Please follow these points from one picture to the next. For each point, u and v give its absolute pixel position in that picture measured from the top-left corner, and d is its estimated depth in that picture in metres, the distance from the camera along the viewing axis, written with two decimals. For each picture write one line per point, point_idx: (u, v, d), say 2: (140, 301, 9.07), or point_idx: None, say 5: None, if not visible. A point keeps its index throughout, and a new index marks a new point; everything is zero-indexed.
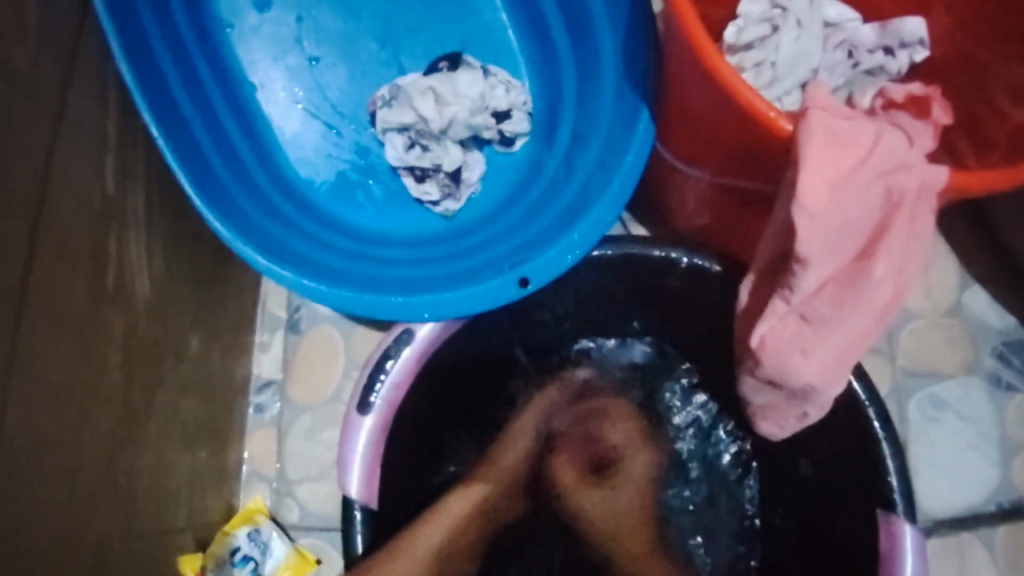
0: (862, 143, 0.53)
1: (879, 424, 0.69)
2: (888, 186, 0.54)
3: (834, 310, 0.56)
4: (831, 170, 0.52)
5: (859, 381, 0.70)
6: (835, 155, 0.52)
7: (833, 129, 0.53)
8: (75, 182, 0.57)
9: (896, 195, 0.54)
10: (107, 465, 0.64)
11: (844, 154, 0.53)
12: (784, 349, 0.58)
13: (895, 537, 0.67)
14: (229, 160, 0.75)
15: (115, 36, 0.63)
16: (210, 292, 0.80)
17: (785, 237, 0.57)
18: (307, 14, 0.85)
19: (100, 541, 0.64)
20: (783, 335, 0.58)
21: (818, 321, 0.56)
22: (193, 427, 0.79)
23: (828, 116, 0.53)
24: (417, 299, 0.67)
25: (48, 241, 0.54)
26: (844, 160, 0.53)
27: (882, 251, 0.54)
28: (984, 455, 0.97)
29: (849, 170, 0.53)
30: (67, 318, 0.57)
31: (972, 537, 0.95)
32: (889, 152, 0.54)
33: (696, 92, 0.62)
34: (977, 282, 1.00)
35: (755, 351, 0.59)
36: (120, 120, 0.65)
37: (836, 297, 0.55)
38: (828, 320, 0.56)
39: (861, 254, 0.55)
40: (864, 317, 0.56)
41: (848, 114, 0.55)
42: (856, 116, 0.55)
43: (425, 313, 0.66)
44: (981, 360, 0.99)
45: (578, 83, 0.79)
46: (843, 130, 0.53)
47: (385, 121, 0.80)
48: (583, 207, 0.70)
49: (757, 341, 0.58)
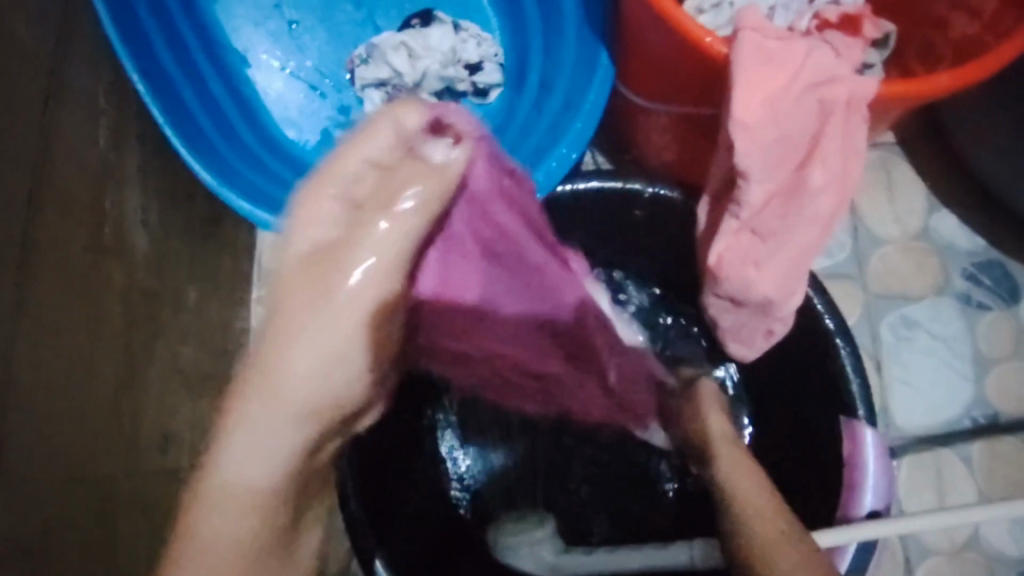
0: (795, 60, 0.57)
1: (838, 335, 0.73)
2: (821, 99, 0.57)
3: (781, 221, 0.61)
4: (765, 89, 0.56)
5: (816, 294, 0.74)
6: (768, 76, 0.56)
7: (766, 48, 0.57)
8: (71, 141, 0.62)
9: (829, 107, 0.57)
10: (111, 409, 0.69)
11: (776, 74, 0.57)
12: (739, 264, 0.64)
13: (858, 441, 0.71)
14: (216, 119, 0.79)
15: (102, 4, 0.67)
16: (204, 248, 0.85)
17: (728, 158, 0.61)
18: None
19: (111, 475, 0.69)
20: (737, 252, 0.64)
21: (768, 234, 0.62)
22: (195, 375, 0.84)
23: (759, 36, 0.57)
24: None
25: (48, 193, 0.59)
26: (776, 79, 0.57)
27: (819, 161, 0.58)
28: (958, 373, 1.02)
29: (782, 87, 0.57)
30: (68, 266, 0.61)
31: (946, 450, 1.00)
32: (822, 72, 0.58)
33: (647, 30, 0.66)
34: (944, 206, 1.04)
35: (715, 269, 0.65)
36: (111, 83, 0.69)
37: (782, 209, 0.61)
38: (775, 233, 0.62)
39: (800, 168, 0.59)
40: (812, 227, 0.61)
41: (782, 36, 0.59)
42: (788, 35, 0.58)
43: None
44: (952, 281, 1.03)
45: (544, 31, 0.83)
46: (775, 51, 0.57)
47: (362, 78, 0.85)
48: (550, 146, 0.75)
49: (715, 260, 0.65)
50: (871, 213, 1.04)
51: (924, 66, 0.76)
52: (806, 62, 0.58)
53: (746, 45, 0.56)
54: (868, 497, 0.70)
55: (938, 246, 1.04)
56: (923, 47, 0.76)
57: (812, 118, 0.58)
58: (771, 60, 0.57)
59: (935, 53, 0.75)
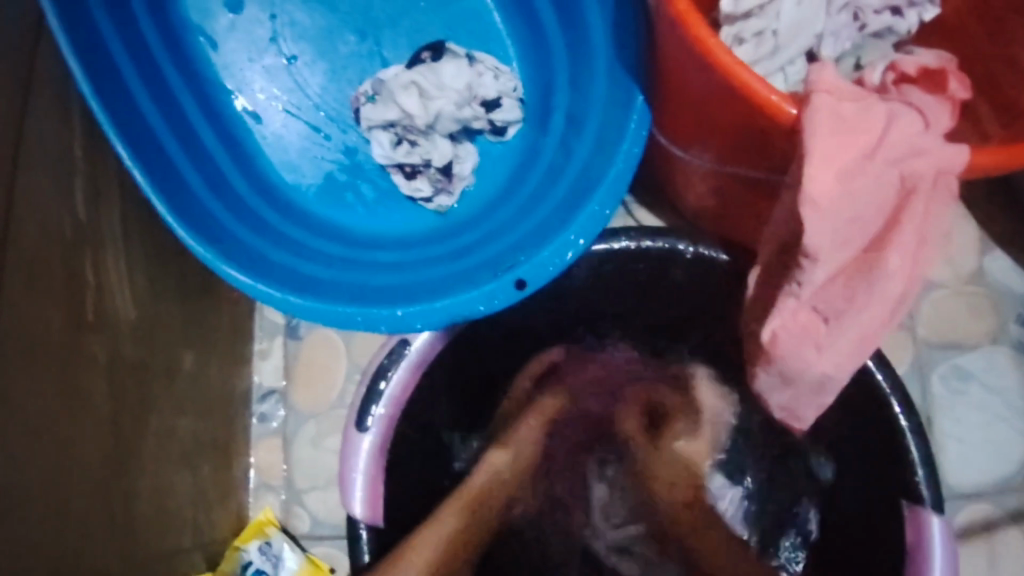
0: (871, 129, 0.50)
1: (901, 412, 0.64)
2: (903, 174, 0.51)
3: (846, 303, 0.53)
4: (838, 158, 0.49)
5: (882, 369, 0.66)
6: (842, 142, 0.49)
7: (842, 114, 0.49)
8: (43, 212, 0.55)
9: (911, 183, 0.51)
10: (99, 498, 0.62)
11: (851, 140, 0.49)
12: (795, 343, 0.56)
13: (923, 531, 0.63)
14: (209, 174, 0.72)
15: (73, 56, 0.59)
16: (201, 308, 0.78)
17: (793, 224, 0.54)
18: (280, 10, 0.81)
19: (98, 573, 0.62)
20: (793, 329, 0.55)
21: (831, 313, 0.54)
22: (193, 448, 0.77)
23: (836, 101, 0.50)
24: (407, 310, 0.64)
25: (17, 276, 0.52)
26: (851, 148, 0.49)
27: (895, 243, 0.51)
28: (1011, 426, 0.94)
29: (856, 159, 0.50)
30: (40, 356, 0.54)
31: (1004, 512, 0.92)
32: (905, 144, 0.50)
33: (694, 77, 0.58)
34: (998, 247, 0.96)
35: (767, 345, 0.57)
36: (87, 142, 0.62)
37: (847, 289, 0.53)
38: (839, 311, 0.54)
39: (873, 244, 0.53)
40: (881, 308, 0.52)
41: (859, 95, 0.52)
42: (866, 97, 0.51)
43: (417, 324, 0.64)
44: (1006, 329, 0.95)
45: (570, 66, 0.75)
46: (851, 115, 0.50)
47: (369, 119, 0.77)
48: (579, 199, 0.67)
49: (769, 338, 0.56)
50: None
51: None
52: (887, 129, 0.50)
53: (822, 111, 0.49)
54: None
55: (992, 290, 0.96)
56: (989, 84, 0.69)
57: (891, 192, 0.51)
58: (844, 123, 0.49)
59: None
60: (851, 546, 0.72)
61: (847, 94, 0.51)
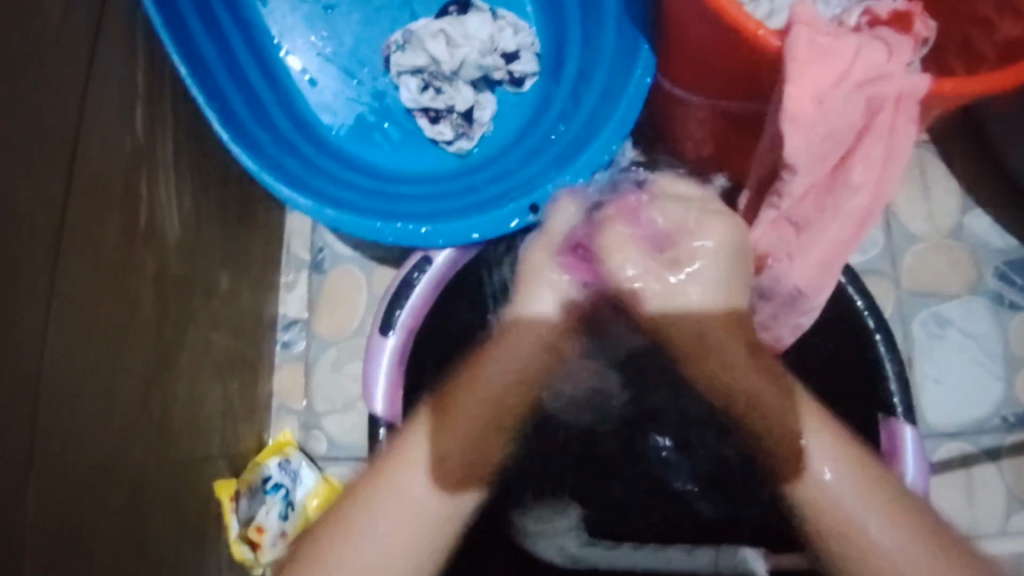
0: (844, 56, 0.58)
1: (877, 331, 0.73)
2: (870, 97, 0.59)
3: (817, 214, 0.63)
4: (817, 84, 0.57)
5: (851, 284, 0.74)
6: (818, 68, 0.57)
7: (819, 43, 0.58)
8: (106, 126, 0.61)
9: (877, 104, 0.59)
10: (144, 392, 0.69)
11: (827, 66, 0.58)
12: (776, 253, 0.65)
13: (896, 439, 0.70)
14: (253, 106, 0.78)
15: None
16: (236, 234, 0.84)
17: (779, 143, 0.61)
18: None
19: (140, 462, 0.69)
20: (773, 242, 0.65)
21: (806, 227, 0.64)
22: (224, 362, 0.84)
23: (815, 31, 0.58)
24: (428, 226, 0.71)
25: (82, 181, 0.58)
26: (827, 73, 0.58)
27: (859, 157, 0.61)
28: (989, 371, 1.00)
29: (833, 85, 0.58)
30: (99, 258, 0.60)
31: (976, 449, 0.98)
32: (874, 68, 0.59)
33: (692, 23, 0.65)
34: (978, 206, 1.03)
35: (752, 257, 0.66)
36: (148, 69, 0.68)
37: (818, 202, 0.63)
38: (811, 220, 0.64)
39: (841, 162, 0.63)
40: (846, 223, 0.63)
41: (835, 30, 0.60)
42: (840, 31, 0.60)
43: (440, 240, 0.70)
44: (984, 280, 1.02)
45: (583, 20, 0.81)
46: (827, 44, 0.58)
47: (399, 65, 0.83)
48: (589, 135, 0.74)
49: (752, 247, 0.65)
50: (905, 209, 1.03)
51: (966, 66, 0.75)
52: (860, 60, 0.59)
53: (801, 39, 0.57)
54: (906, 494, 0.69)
55: (971, 245, 1.02)
56: (965, 43, 0.75)
57: (860, 115, 0.59)
58: (818, 58, 0.58)
59: (977, 51, 0.75)
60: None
61: (823, 28, 0.59)
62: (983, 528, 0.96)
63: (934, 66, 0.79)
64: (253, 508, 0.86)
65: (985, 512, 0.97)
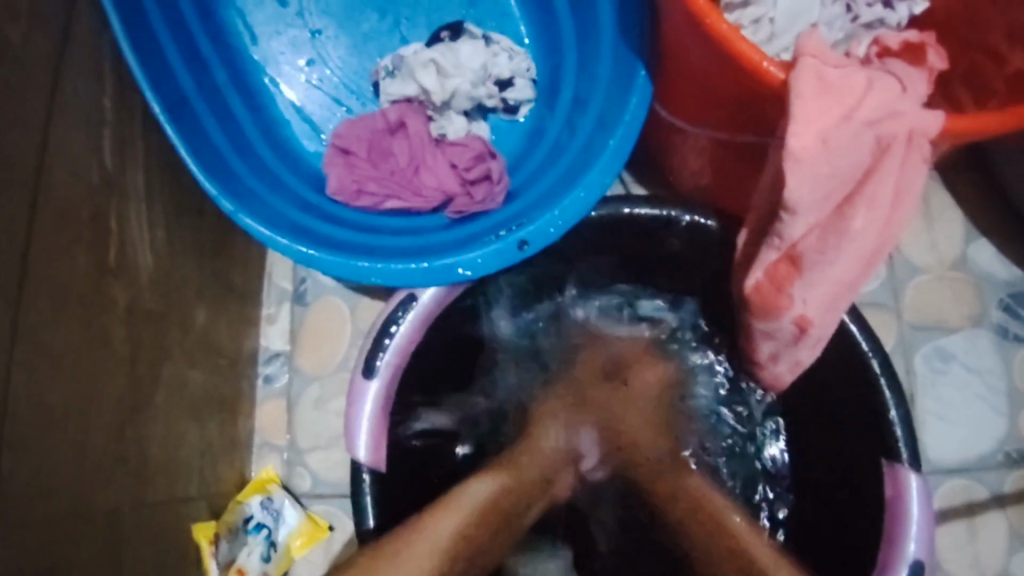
0: (852, 93, 0.56)
1: (882, 374, 0.69)
2: (878, 136, 0.57)
3: (819, 254, 0.60)
4: (820, 120, 0.55)
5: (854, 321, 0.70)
6: (823, 104, 0.55)
7: (825, 76, 0.56)
8: (73, 156, 0.58)
9: (886, 142, 0.57)
10: (117, 434, 0.65)
11: (833, 102, 0.56)
12: (772, 293, 0.64)
13: (901, 486, 0.67)
14: (233, 135, 0.75)
15: (114, 15, 0.63)
16: (214, 265, 0.81)
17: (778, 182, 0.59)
18: None
19: (112, 509, 0.65)
20: (773, 281, 0.64)
21: (806, 264, 0.61)
22: (202, 400, 0.80)
23: (819, 63, 0.56)
24: (415, 266, 0.67)
25: (48, 214, 0.55)
26: (833, 109, 0.56)
27: (863, 198, 0.59)
28: (993, 406, 0.97)
29: (836, 120, 0.56)
30: (67, 297, 0.57)
31: (981, 488, 0.95)
32: (880, 109, 0.57)
33: (694, 50, 0.62)
34: (982, 236, 1.00)
35: (750, 295, 0.65)
36: (117, 95, 0.65)
37: (820, 242, 0.60)
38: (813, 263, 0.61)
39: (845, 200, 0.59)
40: (852, 260, 0.60)
41: (841, 64, 0.58)
42: (847, 65, 0.58)
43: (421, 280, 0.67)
44: (988, 313, 0.99)
45: (578, 46, 0.78)
46: (834, 79, 0.56)
47: (388, 93, 0.80)
48: (583, 165, 0.71)
49: (752, 285, 0.65)
50: (907, 240, 1.00)
51: (972, 97, 0.72)
52: (867, 93, 0.57)
53: (807, 74, 0.55)
54: (911, 545, 0.66)
55: (975, 276, 0.99)
56: (970, 71, 0.73)
57: (866, 154, 0.58)
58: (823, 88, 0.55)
59: (984, 81, 0.72)
60: (831, 506, 0.75)
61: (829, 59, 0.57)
62: (986, 569, 0.93)
63: (940, 96, 0.76)
64: (233, 551, 0.83)
65: (989, 553, 0.94)
